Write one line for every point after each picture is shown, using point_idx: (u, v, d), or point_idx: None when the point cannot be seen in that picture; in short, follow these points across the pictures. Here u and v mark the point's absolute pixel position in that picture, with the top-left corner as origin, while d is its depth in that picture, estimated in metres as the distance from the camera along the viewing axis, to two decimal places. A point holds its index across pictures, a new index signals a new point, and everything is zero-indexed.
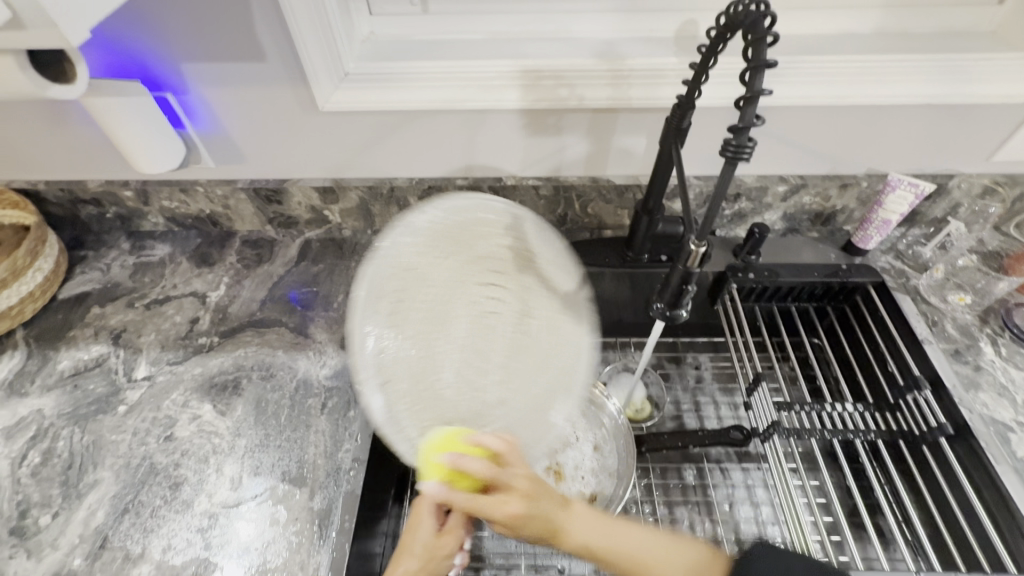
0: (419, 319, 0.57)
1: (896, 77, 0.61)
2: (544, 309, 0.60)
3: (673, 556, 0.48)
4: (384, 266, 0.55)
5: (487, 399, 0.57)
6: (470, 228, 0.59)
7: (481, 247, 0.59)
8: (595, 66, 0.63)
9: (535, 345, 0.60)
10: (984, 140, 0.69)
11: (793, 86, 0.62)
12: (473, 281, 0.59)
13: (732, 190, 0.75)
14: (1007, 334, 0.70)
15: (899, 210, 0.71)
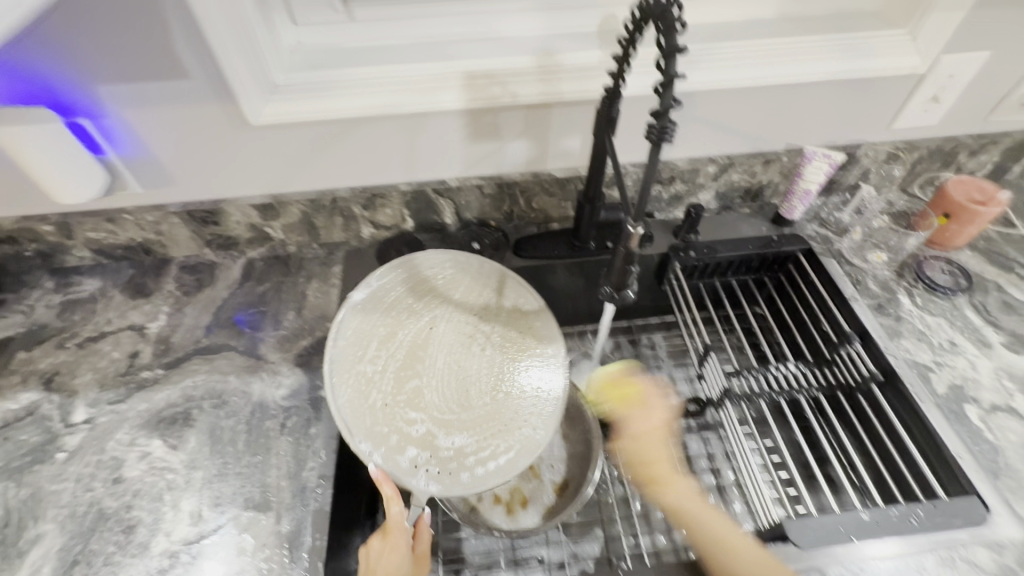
0: (534, 376, 0.64)
1: (800, 59, 0.66)
2: (424, 336, 0.66)
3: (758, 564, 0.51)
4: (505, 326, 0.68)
5: (452, 421, 0.60)
6: (481, 279, 0.72)
7: (453, 299, 0.70)
8: (525, 63, 0.65)
9: (422, 362, 0.64)
10: (883, 111, 0.75)
11: (708, 72, 0.66)
12: (477, 343, 0.67)
13: (666, 174, 0.79)
14: (921, 285, 0.75)
15: (817, 180, 0.76)
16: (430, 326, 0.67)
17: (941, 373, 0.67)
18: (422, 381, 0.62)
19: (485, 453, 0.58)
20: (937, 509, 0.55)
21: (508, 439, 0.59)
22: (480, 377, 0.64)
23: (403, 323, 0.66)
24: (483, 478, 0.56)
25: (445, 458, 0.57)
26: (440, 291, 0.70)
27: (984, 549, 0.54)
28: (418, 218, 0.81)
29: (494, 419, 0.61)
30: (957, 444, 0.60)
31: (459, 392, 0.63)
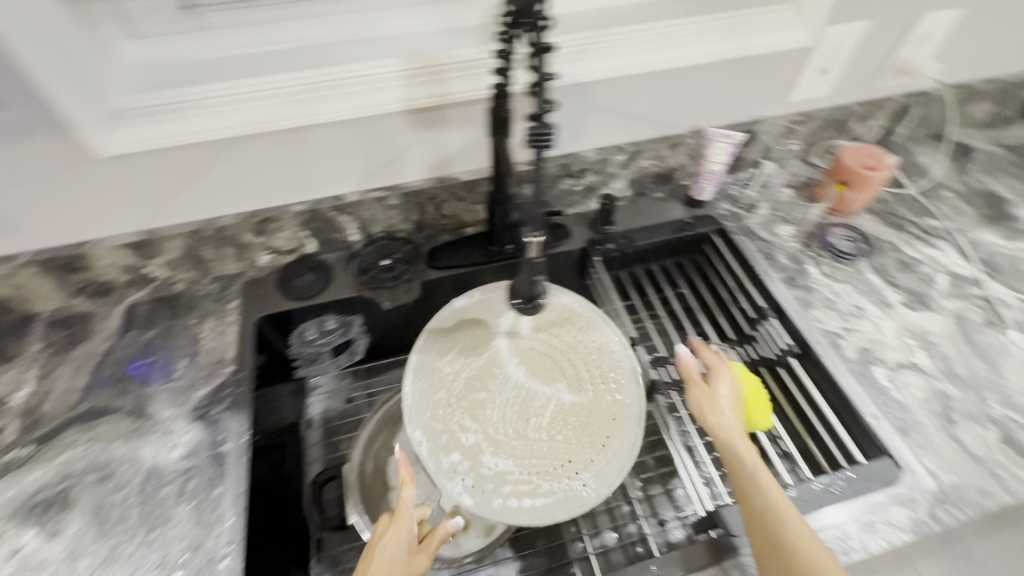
0: (606, 434, 0.64)
1: (683, 42, 0.66)
2: (506, 350, 0.70)
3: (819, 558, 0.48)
4: (597, 364, 0.69)
5: (505, 445, 0.64)
6: (574, 318, 0.71)
7: (538, 328, 0.71)
8: (408, 64, 0.60)
9: (498, 372, 0.68)
10: (779, 85, 0.75)
11: (592, 62, 0.64)
12: (555, 381, 0.68)
13: (575, 167, 0.77)
14: (827, 254, 0.78)
15: (722, 160, 0.76)
16: (515, 348, 0.70)
17: (849, 338, 0.69)
18: (495, 391, 0.67)
19: (525, 488, 0.61)
20: (856, 476, 0.57)
21: (554, 484, 0.61)
22: (551, 415, 0.66)
23: (488, 335, 0.70)
24: (513, 511, 0.58)
25: (483, 477, 0.61)
26: (526, 312, 0.72)
27: (900, 508, 0.56)
28: (320, 238, 0.74)
29: (543, 458, 0.63)
30: (868, 407, 0.63)
31: (519, 419, 0.66)
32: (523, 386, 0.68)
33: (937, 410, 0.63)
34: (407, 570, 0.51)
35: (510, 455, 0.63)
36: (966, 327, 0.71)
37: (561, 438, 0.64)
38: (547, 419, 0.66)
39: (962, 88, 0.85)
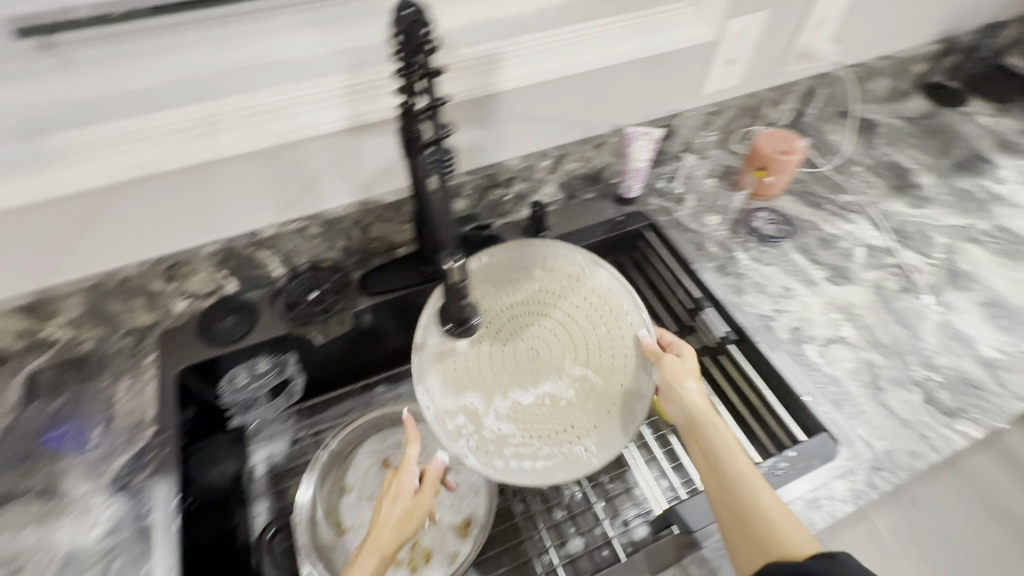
0: (613, 402, 0.65)
1: (575, 47, 0.65)
2: (516, 311, 0.69)
3: (791, 526, 0.50)
4: (613, 329, 0.67)
5: (509, 405, 0.66)
6: (591, 282, 0.68)
7: (550, 291, 0.69)
8: (306, 88, 0.57)
9: (508, 331, 0.68)
10: (691, 78, 0.76)
11: (483, 75, 0.62)
12: (565, 346, 0.68)
13: (502, 177, 0.75)
14: (754, 239, 0.80)
15: (645, 157, 0.77)
16: (526, 310, 0.69)
17: (780, 319, 0.72)
18: (503, 351, 0.68)
19: (526, 450, 0.63)
20: (799, 456, 0.59)
21: (555, 449, 0.63)
22: (559, 378, 0.67)
23: (499, 294, 0.69)
24: (514, 472, 0.61)
25: (487, 437, 0.64)
26: (538, 277, 0.69)
27: (841, 481, 0.58)
28: (240, 276, 0.70)
29: (547, 420, 0.65)
30: (803, 385, 0.65)
31: (524, 381, 0.67)
32: (531, 349, 0.68)
33: (866, 380, 0.66)
34: (410, 519, 0.55)
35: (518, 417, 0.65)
36: (885, 295, 0.74)
37: (567, 403, 0.66)
38: (553, 383, 0.67)
39: (859, 68, 0.90)
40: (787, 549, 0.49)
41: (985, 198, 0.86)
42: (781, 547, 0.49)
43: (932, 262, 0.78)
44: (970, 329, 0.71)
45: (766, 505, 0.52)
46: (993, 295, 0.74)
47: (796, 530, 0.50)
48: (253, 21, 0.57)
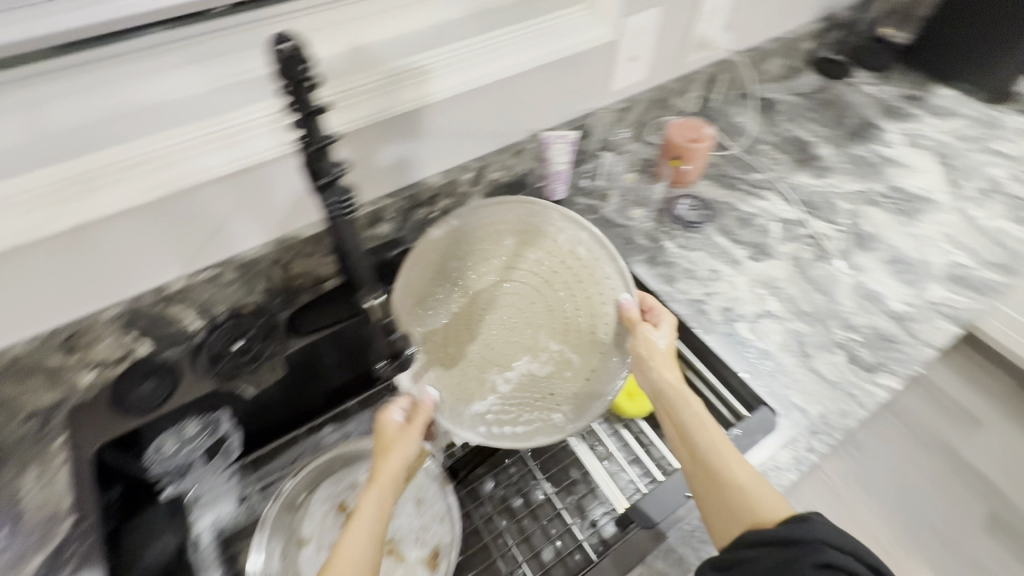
0: (591, 368, 0.66)
1: (464, 66, 0.62)
2: (490, 280, 0.70)
3: (763, 493, 0.51)
4: (592, 291, 0.67)
5: (489, 373, 0.67)
6: (563, 242, 0.68)
7: (522, 256, 0.70)
8: (191, 133, 0.52)
9: (484, 303, 0.70)
10: (598, 77, 0.77)
11: (367, 104, 0.58)
12: (540, 313, 0.69)
13: (425, 195, 0.74)
14: (679, 226, 0.83)
15: (564, 159, 0.78)
16: (500, 279, 0.70)
17: (712, 302, 0.74)
18: (479, 322, 0.69)
19: (507, 417, 0.65)
20: (743, 434, 0.61)
21: (535, 415, 0.64)
22: (536, 344, 0.69)
23: (473, 264, 0.70)
24: (494, 437, 0.63)
25: (468, 404, 0.65)
26: (509, 244, 0.70)
27: (784, 449, 0.61)
28: (154, 336, 0.64)
29: (526, 386, 0.67)
30: (736, 363, 0.68)
31: (501, 351, 0.68)
32: (507, 318, 0.70)
33: (793, 348, 0.70)
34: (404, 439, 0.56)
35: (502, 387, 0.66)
36: (802, 265, 0.79)
37: (545, 367, 0.68)
38: (531, 350, 0.68)
39: (753, 51, 0.94)
40: (759, 513, 0.50)
41: (877, 162, 0.93)
42: (753, 513, 0.50)
43: (839, 228, 0.83)
44: (879, 286, 0.77)
45: (738, 474, 0.53)
46: (894, 251, 0.81)
47: (766, 495, 0.51)
48: (104, 54, 0.47)
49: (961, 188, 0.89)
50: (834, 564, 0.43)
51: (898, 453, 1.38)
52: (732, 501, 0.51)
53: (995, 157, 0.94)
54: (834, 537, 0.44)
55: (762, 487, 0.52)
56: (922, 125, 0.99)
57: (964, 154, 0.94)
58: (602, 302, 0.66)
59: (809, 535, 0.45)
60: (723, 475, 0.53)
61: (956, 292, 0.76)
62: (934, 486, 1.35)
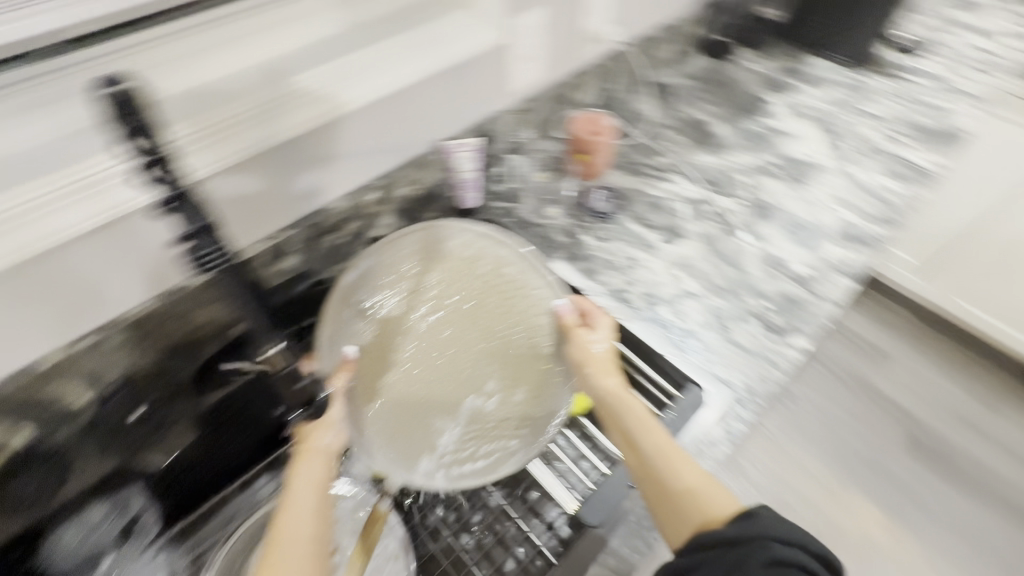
0: (540, 385, 0.63)
1: (339, 88, 0.58)
2: (418, 306, 0.65)
3: (713, 490, 0.50)
4: (531, 303, 0.65)
5: (433, 408, 0.61)
6: (485, 259, 0.67)
7: (445, 277, 0.67)
8: (33, 193, 0.43)
9: (413, 331, 0.64)
10: (495, 81, 0.76)
11: (233, 142, 0.53)
12: (477, 331, 0.64)
13: (331, 222, 0.69)
14: (593, 219, 0.85)
15: (470, 167, 0.77)
16: (429, 304, 0.65)
17: (634, 290, 0.76)
18: (412, 353, 0.63)
19: (463, 453, 0.60)
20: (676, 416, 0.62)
21: (492, 445, 0.60)
22: (480, 366, 0.63)
23: (396, 292, 0.65)
24: (456, 478, 0.58)
25: (420, 445, 0.59)
26: (430, 266, 0.67)
27: (716, 423, 0.64)
28: None
29: (475, 414, 0.62)
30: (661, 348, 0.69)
31: (441, 381, 0.62)
32: (443, 344, 0.64)
33: (712, 323, 0.73)
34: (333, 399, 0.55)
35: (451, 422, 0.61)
36: (713, 242, 0.82)
37: (494, 390, 0.63)
38: (476, 374, 0.63)
39: (643, 39, 0.97)
40: (711, 512, 0.48)
41: (768, 134, 0.99)
42: (705, 514, 0.48)
43: (741, 202, 0.88)
44: (782, 253, 0.81)
45: (687, 473, 0.51)
46: (792, 217, 0.86)
47: (716, 492, 0.50)
48: None
49: (842, 151, 0.97)
50: (782, 560, 0.41)
51: (822, 394, 1.52)
52: (682, 503, 0.49)
53: (867, 118, 1.02)
54: (779, 530, 0.43)
55: (711, 483, 0.51)
56: (803, 95, 1.07)
57: (841, 119, 1.02)
58: (536, 314, 0.65)
59: (756, 533, 0.44)
60: (672, 477, 0.51)
61: (849, 248, 0.82)
62: (858, 422, 1.47)
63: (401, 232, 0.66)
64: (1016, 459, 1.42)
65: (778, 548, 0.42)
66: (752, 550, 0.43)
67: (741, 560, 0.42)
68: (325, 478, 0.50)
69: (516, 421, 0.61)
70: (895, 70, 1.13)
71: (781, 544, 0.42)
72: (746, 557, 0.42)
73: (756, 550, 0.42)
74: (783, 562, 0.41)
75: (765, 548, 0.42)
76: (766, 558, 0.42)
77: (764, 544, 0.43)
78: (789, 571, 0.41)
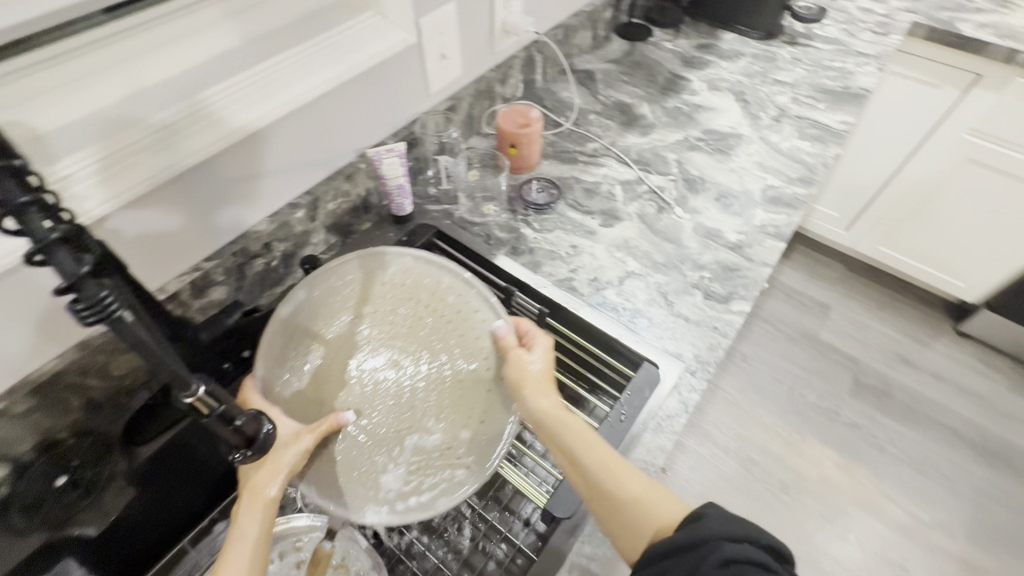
0: (486, 405, 0.59)
1: (249, 103, 0.55)
2: (360, 335, 0.62)
3: (659, 496, 0.53)
4: (471, 321, 0.63)
5: (376, 441, 0.56)
6: (426, 283, 0.65)
7: (386, 303, 0.64)
8: None
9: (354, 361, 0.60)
10: (412, 82, 0.75)
11: (136, 171, 0.49)
12: (420, 356, 0.61)
13: (257, 245, 0.66)
14: (531, 211, 0.84)
15: (400, 174, 0.74)
16: (371, 334, 0.62)
17: (580, 276, 0.77)
18: (353, 385, 0.59)
19: (409, 486, 0.54)
20: (633, 394, 0.63)
21: (438, 474, 0.55)
22: (421, 393, 0.59)
23: (337, 324, 0.62)
24: (401, 514, 0.52)
25: (359, 481, 0.54)
26: (371, 295, 0.64)
27: (671, 397, 0.65)
28: None
29: (420, 442, 0.57)
30: (613, 328, 0.70)
31: (382, 414, 0.58)
32: (384, 373, 0.60)
33: (656, 298, 0.75)
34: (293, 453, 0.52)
35: (390, 460, 0.55)
36: (649, 220, 0.84)
37: (437, 416, 0.58)
38: (418, 402, 0.59)
39: (558, 29, 0.98)
40: (659, 521, 0.51)
41: (690, 110, 1.02)
42: (653, 522, 0.51)
43: (671, 178, 0.90)
44: (715, 223, 0.84)
45: (633, 485, 0.53)
46: (720, 187, 0.89)
47: (661, 498, 0.52)
48: None
49: (759, 119, 1.01)
50: (734, 559, 0.42)
51: (770, 352, 1.61)
52: (632, 515, 0.51)
53: (779, 86, 1.07)
54: (726, 530, 0.44)
55: (655, 489, 0.53)
56: (718, 69, 1.10)
57: (755, 89, 1.07)
58: (475, 337, 0.62)
59: (707, 535, 0.44)
60: (620, 491, 0.52)
61: (775, 211, 0.86)
62: (807, 373, 1.56)
63: (337, 263, 0.64)
64: (948, 386, 1.55)
65: (734, 548, 0.42)
66: (705, 552, 0.43)
67: (698, 562, 0.43)
68: (268, 531, 0.49)
69: (463, 446, 0.56)
70: (798, 38, 1.19)
71: (736, 546, 0.43)
72: (699, 562, 0.43)
73: (710, 551, 0.43)
74: (737, 560, 0.42)
75: (724, 550, 0.43)
76: (722, 558, 0.42)
77: (718, 544, 0.43)
78: (743, 569, 0.41)
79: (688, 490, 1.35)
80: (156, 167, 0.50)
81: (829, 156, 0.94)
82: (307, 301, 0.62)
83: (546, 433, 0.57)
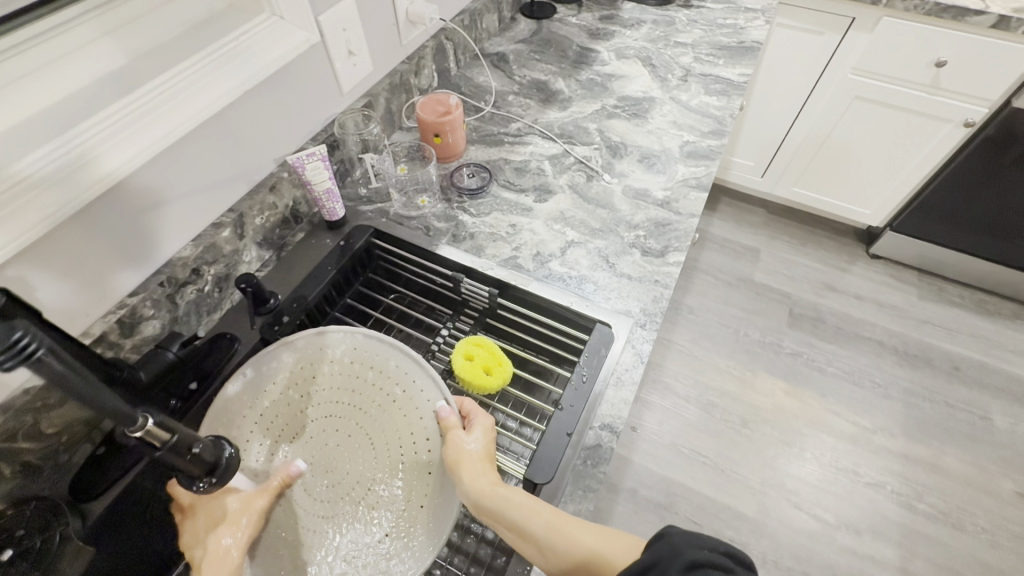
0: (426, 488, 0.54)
1: (147, 122, 0.52)
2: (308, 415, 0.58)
3: (610, 539, 0.53)
4: (416, 398, 0.58)
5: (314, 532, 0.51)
6: (372, 364, 0.60)
7: (331, 387, 0.59)
8: None
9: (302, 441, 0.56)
10: (322, 85, 0.73)
11: (32, 210, 0.45)
12: (367, 439, 0.57)
13: (184, 271, 0.62)
14: (465, 198, 0.85)
15: (325, 177, 0.72)
16: (320, 414, 0.58)
17: (523, 253, 0.78)
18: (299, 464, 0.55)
19: None
20: (590, 358, 0.66)
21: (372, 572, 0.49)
22: (360, 487, 0.54)
23: (282, 407, 0.58)
24: None
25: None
26: (317, 379, 0.60)
27: (626, 351, 0.68)
28: None
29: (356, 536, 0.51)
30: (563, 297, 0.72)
31: (321, 512, 0.52)
32: (328, 461, 0.55)
33: (597, 262, 0.78)
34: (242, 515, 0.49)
35: (319, 564, 0.49)
36: (580, 190, 0.86)
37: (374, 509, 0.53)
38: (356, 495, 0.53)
39: (463, 15, 0.99)
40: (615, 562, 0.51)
41: (603, 80, 1.05)
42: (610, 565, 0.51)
43: (596, 147, 0.93)
44: (642, 183, 0.88)
45: (586, 539, 0.51)
46: (641, 149, 0.93)
47: (611, 541, 0.52)
48: None
49: (668, 81, 1.06)
50: (699, 562, 0.42)
51: (713, 300, 1.70)
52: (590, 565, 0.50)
53: (681, 48, 1.13)
54: (688, 540, 0.44)
55: (606, 533, 0.53)
56: (622, 38, 1.14)
57: (660, 53, 1.12)
58: (419, 417, 0.57)
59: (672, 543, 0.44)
60: (575, 547, 0.51)
61: (695, 165, 0.91)
62: (749, 314, 1.67)
63: (281, 344, 0.61)
64: (869, 303, 1.70)
65: (700, 552, 0.43)
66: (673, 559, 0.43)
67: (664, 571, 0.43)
68: None
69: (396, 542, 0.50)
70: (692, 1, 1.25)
71: (698, 549, 0.43)
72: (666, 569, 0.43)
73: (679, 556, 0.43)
74: (701, 564, 0.42)
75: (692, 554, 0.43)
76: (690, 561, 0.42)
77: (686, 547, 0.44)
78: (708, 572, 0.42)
79: (660, 442, 1.42)
80: (54, 202, 0.46)
81: (734, 108, 1.00)
82: (250, 381, 0.58)
83: (488, 516, 0.52)
